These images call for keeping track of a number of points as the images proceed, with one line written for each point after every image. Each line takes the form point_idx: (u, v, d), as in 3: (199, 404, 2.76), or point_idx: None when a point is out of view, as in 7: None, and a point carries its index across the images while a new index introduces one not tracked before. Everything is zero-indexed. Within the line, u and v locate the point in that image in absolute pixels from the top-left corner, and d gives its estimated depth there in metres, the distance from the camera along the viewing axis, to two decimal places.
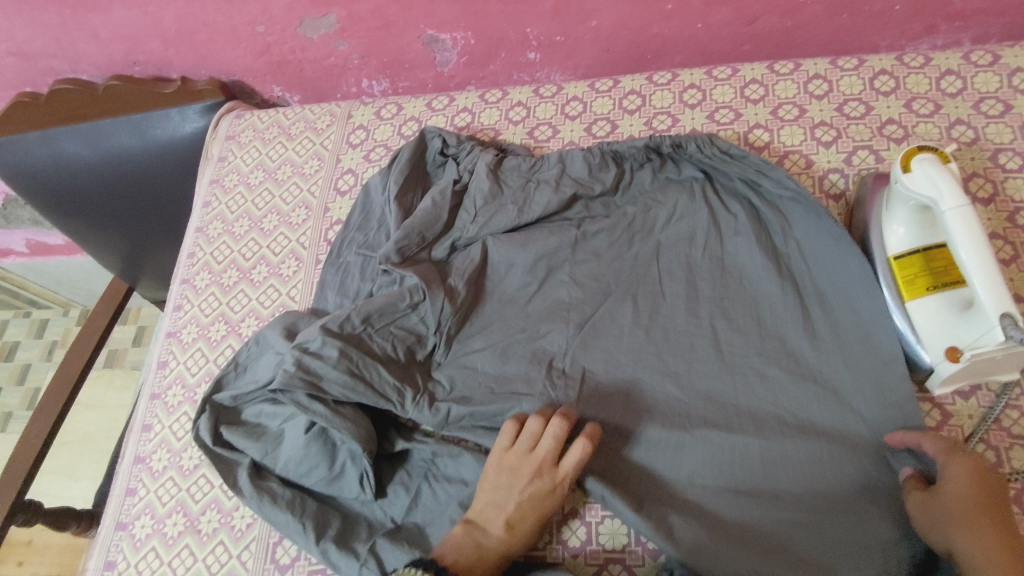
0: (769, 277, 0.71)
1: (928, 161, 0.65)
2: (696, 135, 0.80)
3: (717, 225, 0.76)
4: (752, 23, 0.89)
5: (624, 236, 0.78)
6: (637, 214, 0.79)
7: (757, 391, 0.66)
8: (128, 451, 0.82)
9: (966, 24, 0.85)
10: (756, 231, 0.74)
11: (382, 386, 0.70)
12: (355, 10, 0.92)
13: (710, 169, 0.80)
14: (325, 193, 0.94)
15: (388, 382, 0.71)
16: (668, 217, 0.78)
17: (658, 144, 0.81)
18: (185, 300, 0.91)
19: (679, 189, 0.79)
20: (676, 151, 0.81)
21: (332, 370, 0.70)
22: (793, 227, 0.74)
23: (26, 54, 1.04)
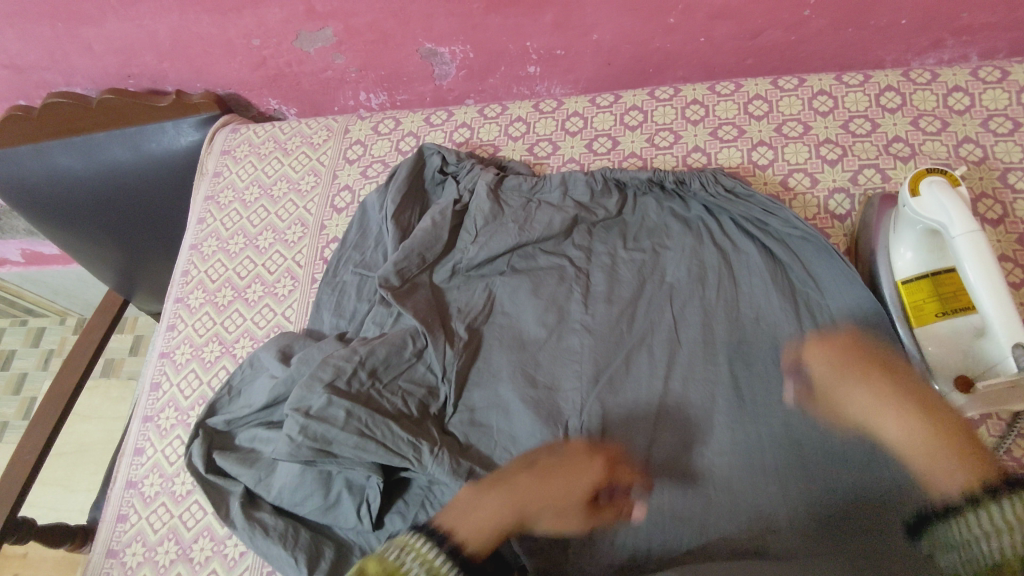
0: (774, 300, 0.71)
1: (938, 184, 0.63)
2: (708, 176, 0.79)
3: (727, 263, 0.75)
4: (755, 37, 0.87)
5: (630, 274, 0.76)
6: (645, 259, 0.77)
7: (759, 423, 0.65)
8: (120, 476, 0.80)
9: (973, 38, 0.84)
10: (771, 272, 0.72)
11: (396, 443, 0.67)
12: (352, 24, 0.91)
13: (709, 208, 0.79)
14: (322, 210, 0.92)
15: (403, 439, 0.67)
16: (676, 259, 0.76)
17: (661, 179, 0.81)
18: (179, 320, 0.89)
19: (685, 231, 0.78)
20: (681, 189, 0.80)
21: (342, 432, 0.67)
22: (813, 272, 0.72)
23: (19, 67, 1.02)
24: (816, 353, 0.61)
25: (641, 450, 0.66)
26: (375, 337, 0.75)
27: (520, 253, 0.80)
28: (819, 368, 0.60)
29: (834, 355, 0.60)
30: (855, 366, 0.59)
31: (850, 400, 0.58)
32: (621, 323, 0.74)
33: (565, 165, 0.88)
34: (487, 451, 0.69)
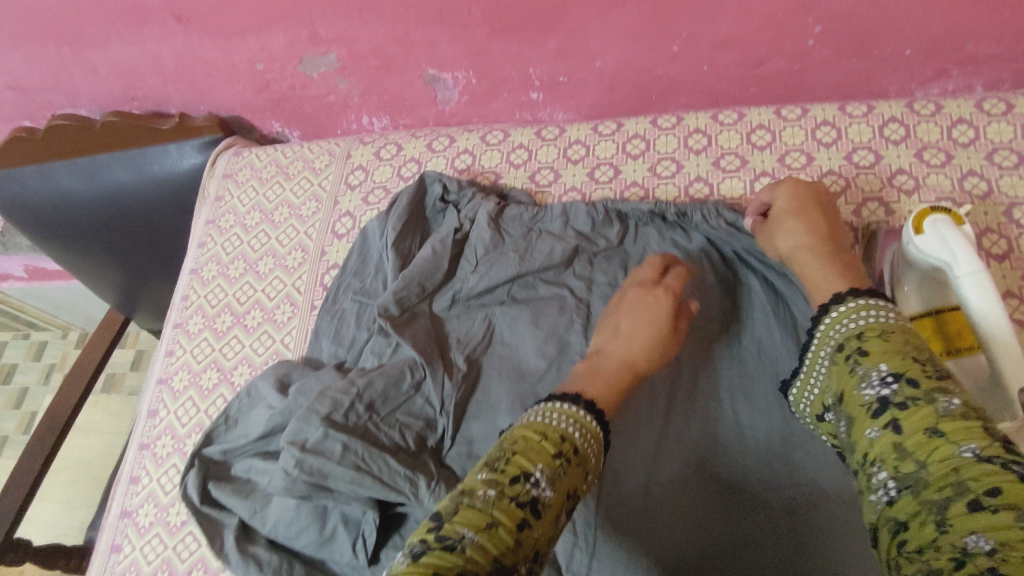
0: (778, 336, 0.70)
1: (942, 223, 0.64)
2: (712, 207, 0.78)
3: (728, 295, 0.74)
4: (759, 66, 0.87)
5: None
6: None
7: (754, 454, 0.64)
8: (115, 505, 0.80)
9: (978, 69, 0.83)
10: (773, 306, 0.71)
11: (393, 477, 0.66)
12: (356, 49, 0.91)
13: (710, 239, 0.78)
14: (322, 236, 0.92)
15: (399, 474, 0.66)
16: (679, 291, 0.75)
17: (663, 211, 0.80)
18: (177, 346, 0.89)
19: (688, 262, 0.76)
20: (683, 219, 0.80)
21: (338, 466, 0.66)
22: None
23: (25, 88, 1.03)
24: (785, 188, 0.68)
25: (639, 476, 0.65)
26: (373, 369, 0.74)
27: (520, 282, 0.79)
28: (779, 204, 0.68)
29: (796, 194, 0.67)
30: (807, 205, 0.66)
31: (786, 228, 0.66)
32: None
33: (567, 194, 0.88)
34: None
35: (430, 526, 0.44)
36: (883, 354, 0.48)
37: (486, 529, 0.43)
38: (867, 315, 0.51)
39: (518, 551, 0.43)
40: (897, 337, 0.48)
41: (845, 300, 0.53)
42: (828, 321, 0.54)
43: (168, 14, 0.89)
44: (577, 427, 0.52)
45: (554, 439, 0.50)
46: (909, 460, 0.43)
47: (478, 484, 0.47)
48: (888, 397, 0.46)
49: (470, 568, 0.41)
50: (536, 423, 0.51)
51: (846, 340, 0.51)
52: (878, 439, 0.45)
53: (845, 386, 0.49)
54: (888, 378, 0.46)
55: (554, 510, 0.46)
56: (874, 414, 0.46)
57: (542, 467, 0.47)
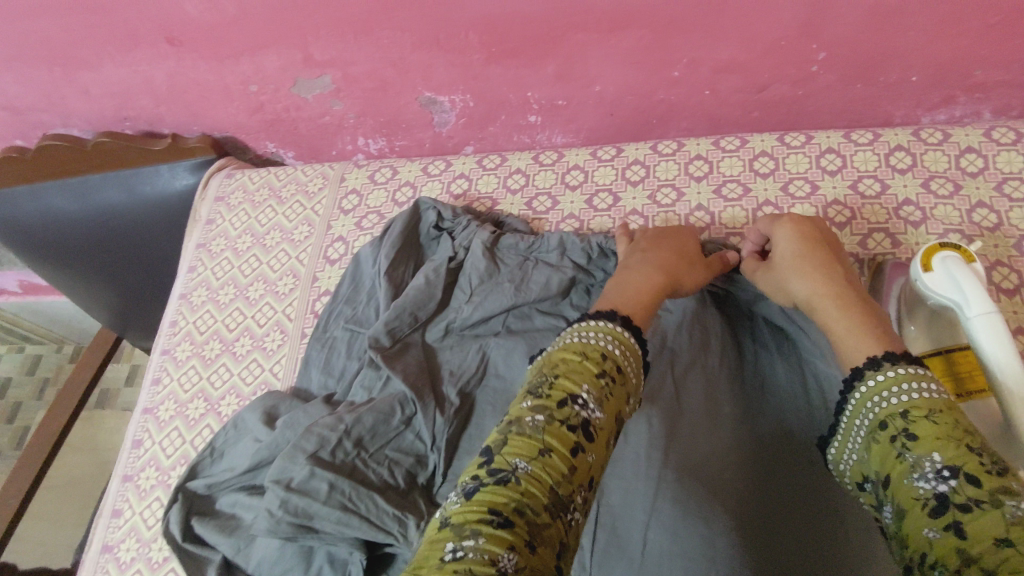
0: (782, 372, 0.69)
1: (951, 260, 0.63)
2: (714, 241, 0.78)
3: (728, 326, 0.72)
4: (761, 91, 0.85)
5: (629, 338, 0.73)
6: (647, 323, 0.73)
7: (762, 488, 0.62)
8: (96, 539, 0.78)
9: (987, 96, 0.81)
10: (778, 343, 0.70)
11: (381, 517, 0.64)
12: (351, 72, 0.90)
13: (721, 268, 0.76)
14: (314, 261, 0.90)
15: (387, 513, 0.64)
16: (679, 324, 0.72)
17: None
18: (164, 373, 0.88)
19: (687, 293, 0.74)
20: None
21: (324, 507, 0.64)
22: None
23: (16, 108, 1.01)
24: (785, 229, 0.65)
25: (641, 510, 0.63)
26: (362, 404, 0.72)
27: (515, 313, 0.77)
28: (782, 248, 0.64)
29: (800, 233, 0.64)
30: (816, 247, 0.63)
31: (796, 271, 0.62)
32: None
33: (564, 221, 0.86)
34: None
35: (481, 463, 0.46)
36: (936, 443, 0.45)
37: (539, 458, 0.44)
38: (910, 389, 0.48)
39: (573, 478, 0.45)
40: (946, 417, 0.46)
41: (885, 366, 0.50)
42: (865, 391, 0.51)
43: (160, 36, 0.87)
44: (617, 345, 0.53)
45: (595, 358, 0.51)
46: (974, 567, 0.40)
47: (525, 411, 0.48)
48: (947, 494, 0.43)
49: (529, 501, 0.42)
50: (575, 344, 0.53)
51: (888, 417, 0.48)
52: (937, 541, 0.42)
53: (894, 473, 0.47)
54: (944, 471, 0.44)
55: (605, 434, 0.48)
56: (933, 512, 0.43)
57: (587, 390, 0.49)
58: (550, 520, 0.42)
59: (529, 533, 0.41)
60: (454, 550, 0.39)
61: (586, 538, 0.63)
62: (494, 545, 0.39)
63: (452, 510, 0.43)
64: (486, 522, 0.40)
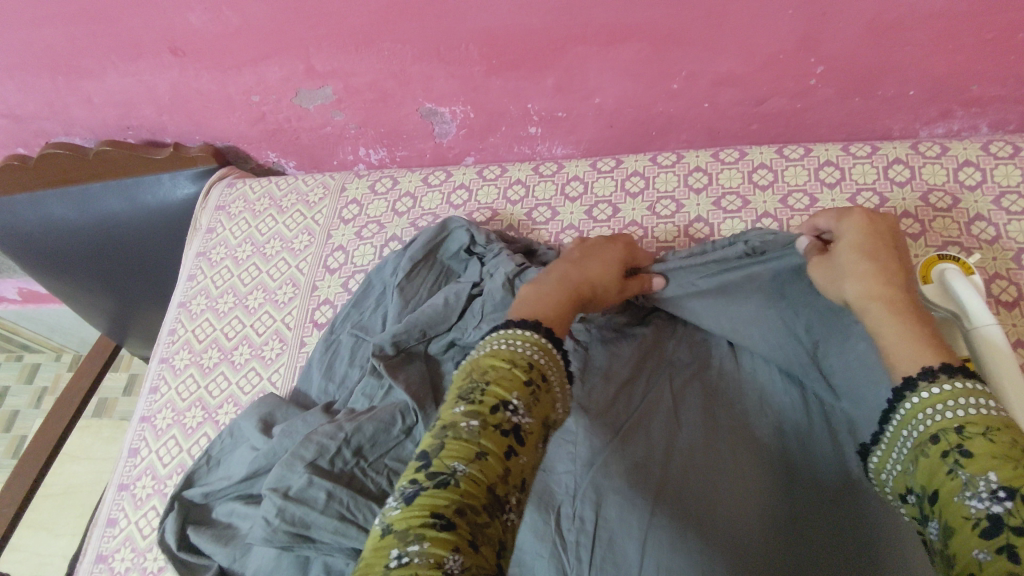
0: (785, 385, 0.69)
1: (950, 273, 0.64)
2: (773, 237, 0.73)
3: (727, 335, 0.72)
4: (760, 104, 0.86)
5: (630, 351, 0.74)
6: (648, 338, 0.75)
7: (764, 501, 0.62)
8: (91, 548, 0.78)
9: (983, 110, 0.82)
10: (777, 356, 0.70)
11: None
12: (353, 83, 0.90)
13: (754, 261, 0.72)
14: (314, 270, 0.91)
15: None
16: (678, 340, 0.75)
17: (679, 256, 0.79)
18: (162, 382, 0.88)
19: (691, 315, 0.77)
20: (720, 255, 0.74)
21: (321, 516, 0.63)
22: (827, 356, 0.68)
23: (19, 116, 1.02)
24: (854, 225, 0.64)
25: (639, 517, 0.62)
26: (363, 412, 0.72)
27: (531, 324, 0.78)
28: (846, 244, 0.63)
29: (868, 231, 0.63)
30: (880, 249, 0.62)
31: (858, 269, 0.60)
32: (616, 398, 0.71)
33: (564, 232, 0.87)
34: None
35: (418, 467, 0.47)
36: (992, 463, 0.45)
37: (475, 462, 0.46)
38: (967, 404, 0.49)
39: (508, 481, 0.47)
40: (1004, 436, 0.46)
41: (943, 379, 0.51)
42: (919, 403, 0.51)
43: (163, 46, 0.88)
44: (540, 351, 0.54)
45: (523, 366, 0.52)
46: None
47: (458, 417, 0.49)
48: (1001, 516, 0.43)
49: (469, 503, 0.44)
50: (503, 351, 0.53)
51: (943, 431, 0.49)
52: (987, 564, 0.42)
53: (943, 488, 0.47)
54: (999, 492, 0.44)
55: (535, 436, 0.50)
56: (984, 534, 0.43)
57: (519, 397, 0.50)
58: (488, 520, 0.45)
59: (470, 534, 0.44)
60: (399, 556, 0.42)
61: (583, 552, 0.62)
62: (437, 549, 0.41)
63: (393, 516, 0.45)
64: (429, 527, 0.43)
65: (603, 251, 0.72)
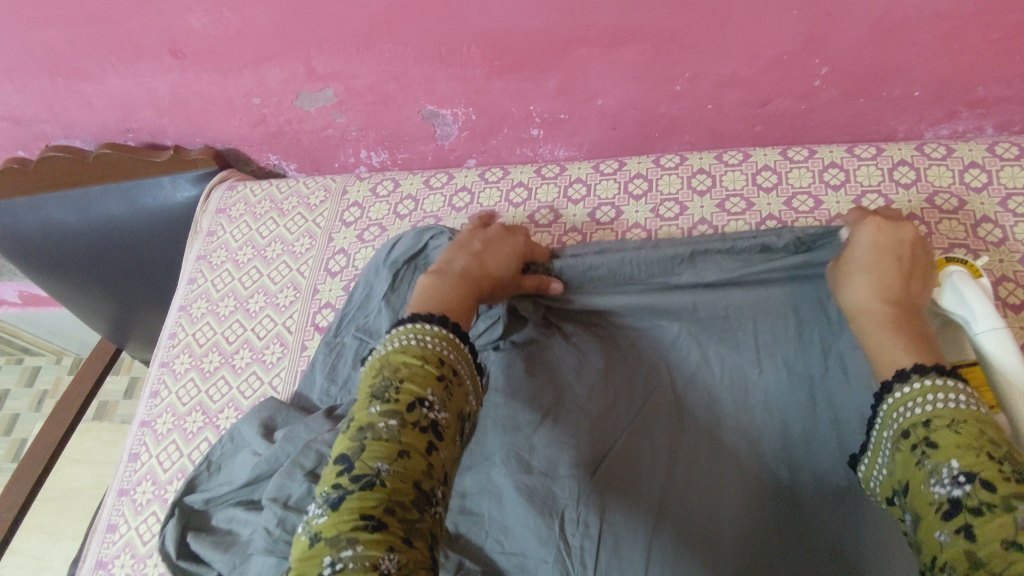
0: (794, 385, 0.67)
1: (957, 276, 0.64)
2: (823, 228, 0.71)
3: (735, 338, 0.71)
4: (764, 105, 0.85)
5: (627, 355, 0.73)
6: (643, 337, 0.74)
7: (763, 500, 0.63)
8: (90, 554, 0.78)
9: (989, 111, 0.81)
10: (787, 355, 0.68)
11: None
12: (353, 85, 0.90)
13: (797, 253, 0.71)
14: (315, 273, 0.90)
15: None
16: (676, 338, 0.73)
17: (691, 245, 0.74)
18: (162, 386, 0.87)
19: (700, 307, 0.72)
20: (764, 239, 0.72)
21: None
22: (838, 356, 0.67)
23: (19, 119, 1.02)
24: (863, 233, 0.65)
25: (644, 528, 0.62)
26: None
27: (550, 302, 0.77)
28: (853, 254, 0.65)
29: (875, 238, 0.65)
30: (884, 256, 0.63)
31: (850, 280, 0.64)
32: (617, 402, 0.70)
33: (566, 235, 0.86)
34: (479, 539, 0.65)
35: (342, 470, 0.51)
36: (955, 450, 0.47)
37: (399, 460, 0.51)
38: (936, 400, 0.51)
39: (432, 475, 0.52)
40: (969, 426, 0.48)
41: (912, 379, 0.53)
42: (895, 402, 0.53)
43: (164, 49, 0.87)
44: (449, 347, 0.58)
45: (434, 361, 0.56)
46: (980, 571, 0.42)
47: (376, 417, 0.53)
48: (960, 498, 0.45)
49: (397, 500, 0.49)
50: (414, 348, 0.57)
51: (913, 426, 0.51)
52: (948, 545, 0.44)
53: (913, 479, 0.49)
54: (960, 476, 0.46)
55: (450, 430, 0.55)
56: (946, 516, 0.45)
57: (432, 392, 0.54)
58: (419, 515, 0.50)
59: (403, 530, 0.48)
60: (333, 562, 0.45)
61: (587, 555, 0.61)
62: (372, 550, 0.46)
63: (320, 524, 0.48)
64: (360, 529, 0.47)
65: (506, 246, 0.75)
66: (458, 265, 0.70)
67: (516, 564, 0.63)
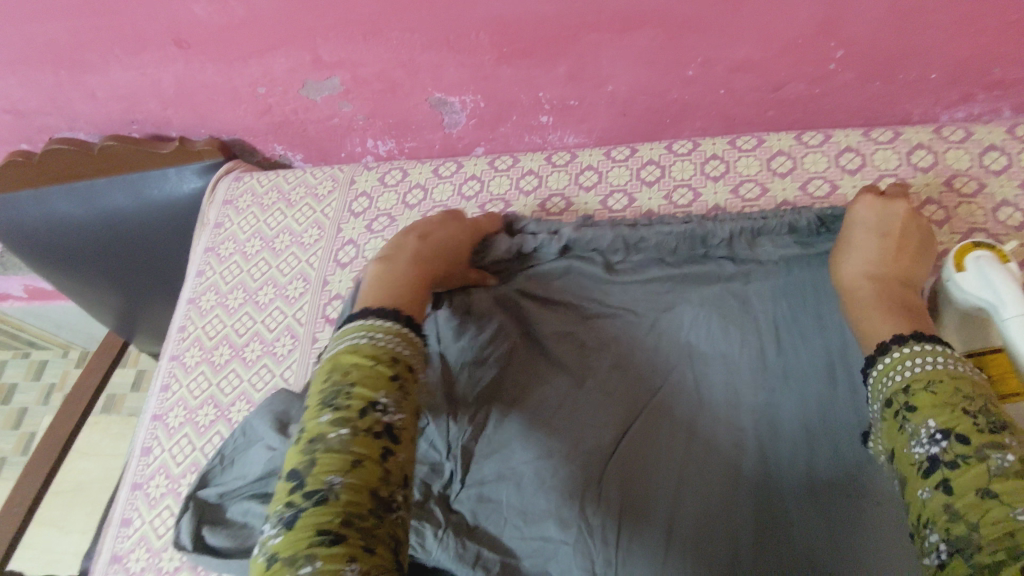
0: (815, 361, 0.68)
1: (985, 260, 0.63)
2: (840, 209, 0.73)
3: (749, 311, 0.72)
4: (778, 89, 0.84)
5: (646, 334, 0.74)
6: (659, 313, 0.74)
7: (787, 481, 0.64)
8: (105, 549, 0.78)
9: (1007, 92, 0.80)
10: (806, 330, 0.70)
11: None
12: (360, 73, 0.88)
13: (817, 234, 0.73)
14: (324, 265, 0.89)
15: None
16: (694, 318, 0.73)
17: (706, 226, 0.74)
18: (173, 380, 0.87)
19: (715, 286, 0.74)
20: (788, 219, 0.73)
21: None
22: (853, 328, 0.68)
23: (22, 112, 1.00)
24: (862, 206, 0.69)
25: (661, 517, 0.63)
26: None
27: (575, 272, 0.78)
28: (851, 229, 0.69)
29: (868, 213, 0.69)
30: (875, 233, 0.67)
31: (843, 253, 0.68)
32: (635, 379, 0.72)
33: None
34: (495, 529, 0.65)
35: (294, 487, 0.51)
36: (929, 411, 0.50)
37: (353, 471, 0.51)
38: (914, 365, 0.54)
39: (390, 480, 0.53)
40: (944, 386, 0.51)
41: (894, 349, 0.56)
42: (877, 374, 0.56)
43: (167, 38, 0.86)
44: (404, 345, 0.59)
45: (387, 362, 0.57)
46: (958, 520, 0.45)
47: (327, 427, 0.53)
48: (937, 454, 0.48)
49: (354, 512, 0.49)
50: (366, 348, 0.58)
51: (893, 394, 0.54)
52: (930, 501, 0.47)
53: (897, 444, 0.52)
54: (936, 434, 0.49)
55: (405, 433, 0.55)
56: (924, 473, 0.49)
57: (385, 396, 0.55)
58: (378, 523, 0.50)
59: (363, 539, 0.48)
60: None
61: (609, 534, 0.62)
62: (332, 564, 0.46)
63: (277, 544, 0.48)
64: (319, 545, 0.47)
65: (456, 229, 0.77)
66: (412, 247, 0.73)
67: (536, 550, 0.63)
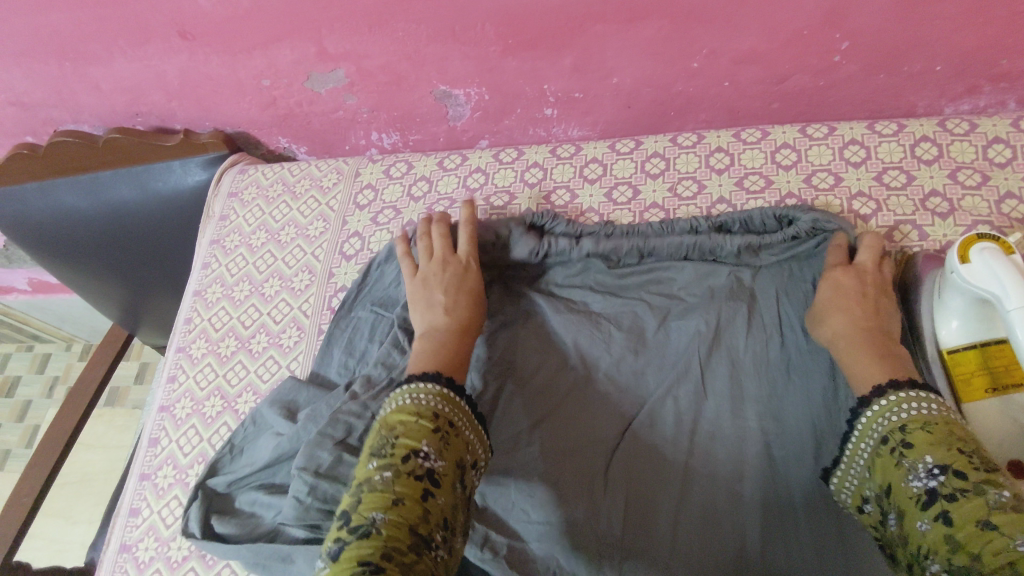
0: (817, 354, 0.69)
1: (989, 252, 0.63)
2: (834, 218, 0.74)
3: (753, 305, 0.72)
4: (782, 82, 0.84)
5: (652, 324, 0.74)
6: (665, 303, 0.75)
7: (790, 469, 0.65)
8: (113, 539, 0.78)
9: (1011, 85, 0.80)
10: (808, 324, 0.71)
11: None
12: (365, 66, 0.88)
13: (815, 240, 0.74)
14: (330, 257, 0.90)
15: None
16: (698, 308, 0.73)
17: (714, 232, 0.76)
18: (179, 371, 0.87)
19: (721, 280, 0.74)
20: (792, 230, 0.74)
21: None
22: None
23: (27, 104, 1.00)
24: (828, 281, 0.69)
25: (666, 508, 0.65)
26: (382, 385, 0.73)
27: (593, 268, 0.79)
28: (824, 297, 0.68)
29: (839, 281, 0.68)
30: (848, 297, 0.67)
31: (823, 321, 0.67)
32: (640, 371, 0.72)
33: (583, 215, 0.85)
34: (502, 512, 0.66)
35: (341, 524, 0.54)
36: (927, 448, 0.54)
37: (392, 508, 0.53)
38: (911, 407, 0.57)
39: (430, 521, 0.54)
40: (941, 426, 0.54)
41: (888, 393, 0.59)
42: (870, 416, 0.59)
43: (172, 30, 0.86)
44: (443, 402, 0.61)
45: (428, 416, 0.59)
46: (960, 551, 0.48)
47: (373, 470, 0.56)
48: (936, 488, 0.52)
49: (394, 546, 0.51)
50: (408, 406, 0.60)
51: (890, 432, 0.57)
52: (929, 533, 0.51)
53: (893, 479, 0.55)
54: (934, 469, 0.52)
55: (449, 478, 0.56)
56: (924, 506, 0.52)
57: (427, 443, 0.57)
58: (415, 558, 0.51)
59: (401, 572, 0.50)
60: None
61: (614, 517, 0.65)
62: None
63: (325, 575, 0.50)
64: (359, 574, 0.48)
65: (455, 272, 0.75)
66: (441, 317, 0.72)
67: (544, 535, 0.64)
